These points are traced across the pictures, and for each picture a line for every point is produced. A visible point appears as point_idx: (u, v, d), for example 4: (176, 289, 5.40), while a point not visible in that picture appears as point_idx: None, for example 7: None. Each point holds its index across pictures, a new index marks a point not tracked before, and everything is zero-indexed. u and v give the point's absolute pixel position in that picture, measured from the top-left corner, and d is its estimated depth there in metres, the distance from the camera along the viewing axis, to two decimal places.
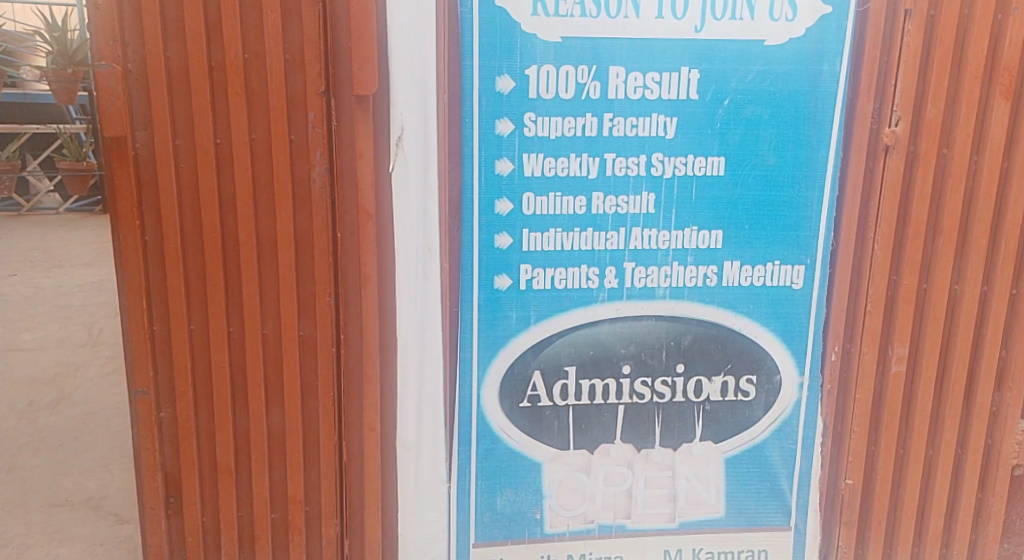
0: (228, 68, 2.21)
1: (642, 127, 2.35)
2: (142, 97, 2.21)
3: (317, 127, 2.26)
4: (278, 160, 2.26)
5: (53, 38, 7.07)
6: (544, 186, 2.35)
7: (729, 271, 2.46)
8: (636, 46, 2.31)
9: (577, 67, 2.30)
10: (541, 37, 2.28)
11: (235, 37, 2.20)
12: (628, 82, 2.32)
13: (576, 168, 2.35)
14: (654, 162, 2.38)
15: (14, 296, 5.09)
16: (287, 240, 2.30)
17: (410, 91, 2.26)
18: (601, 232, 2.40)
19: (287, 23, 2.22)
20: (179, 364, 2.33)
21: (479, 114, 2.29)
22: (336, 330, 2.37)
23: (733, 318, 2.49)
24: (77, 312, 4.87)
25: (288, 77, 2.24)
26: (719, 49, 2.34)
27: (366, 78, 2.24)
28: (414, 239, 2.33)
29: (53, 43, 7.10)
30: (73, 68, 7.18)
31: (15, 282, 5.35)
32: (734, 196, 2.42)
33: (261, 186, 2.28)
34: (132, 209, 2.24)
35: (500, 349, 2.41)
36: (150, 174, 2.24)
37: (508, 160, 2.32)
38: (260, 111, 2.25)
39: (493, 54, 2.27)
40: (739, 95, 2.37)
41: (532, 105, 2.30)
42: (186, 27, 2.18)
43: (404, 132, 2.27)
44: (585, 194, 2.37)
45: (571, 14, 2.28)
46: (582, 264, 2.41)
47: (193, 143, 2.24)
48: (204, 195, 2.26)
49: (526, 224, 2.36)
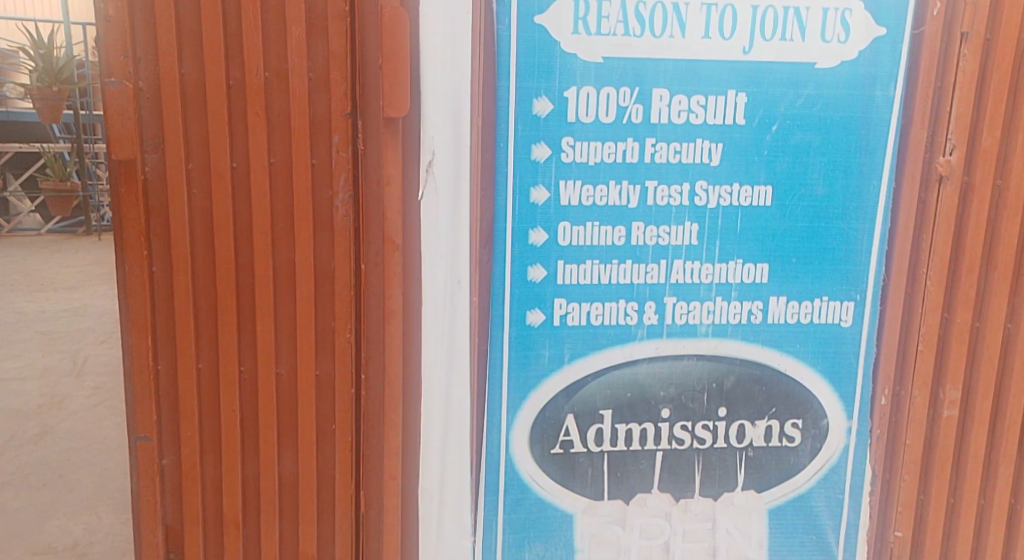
0: (247, 86, 2.04)
1: (686, 154, 2.22)
2: (153, 117, 2.03)
3: (341, 150, 2.09)
4: (299, 186, 2.08)
5: (39, 55, 6.89)
6: (581, 215, 2.20)
7: (774, 307, 2.33)
8: (681, 66, 2.18)
9: (618, 90, 2.17)
10: (582, 57, 2.14)
11: (257, 53, 2.03)
12: (672, 105, 2.19)
13: (616, 197, 2.21)
14: (697, 191, 2.25)
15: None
16: (306, 272, 2.11)
17: (442, 114, 2.11)
18: (640, 264, 2.26)
19: (312, 38, 2.06)
20: (185, 408, 2.11)
21: (514, 137, 2.14)
22: (357, 371, 2.17)
23: (778, 358, 2.35)
24: (59, 340, 4.61)
25: (311, 96, 2.07)
26: (768, 72, 2.21)
27: (398, 98, 2.08)
28: (443, 272, 2.16)
29: (39, 60, 6.91)
30: (58, 85, 7.00)
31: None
32: (781, 228, 2.29)
33: (280, 213, 2.09)
34: (140, 237, 2.04)
35: (531, 391, 2.24)
36: (161, 200, 2.05)
37: (543, 187, 2.17)
38: (281, 133, 2.07)
39: (531, 75, 2.13)
40: (788, 120, 2.24)
41: (571, 129, 2.16)
42: (203, 41, 2.01)
43: (434, 156, 2.11)
44: (625, 224, 2.23)
45: (614, 33, 2.15)
46: (620, 298, 2.26)
47: (207, 167, 2.05)
48: (218, 222, 2.06)
49: (561, 255, 2.21)
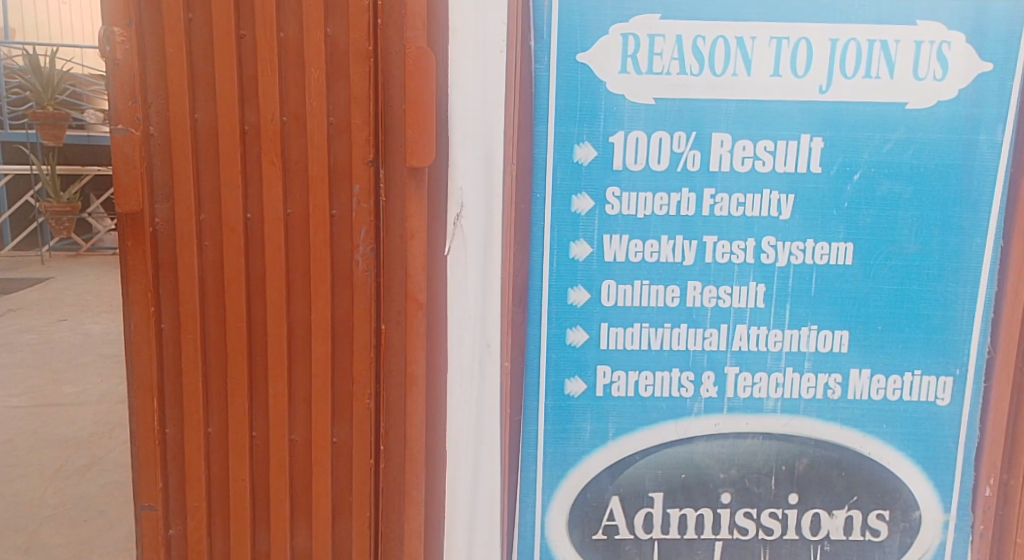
0: (262, 132, 1.92)
1: (750, 206, 1.96)
2: (162, 165, 1.93)
3: (362, 201, 1.94)
4: (316, 240, 1.94)
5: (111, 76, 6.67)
6: (628, 273, 1.97)
7: (855, 381, 2.03)
8: (745, 108, 1.92)
9: (673, 134, 1.92)
10: (631, 98, 1.91)
11: (274, 96, 1.91)
12: (735, 151, 1.93)
13: (668, 252, 1.97)
14: (764, 247, 1.97)
15: (62, 339, 4.80)
16: (323, 331, 1.97)
17: (473, 161, 1.91)
18: (697, 329, 2.00)
19: (333, 80, 1.91)
20: (193, 475, 1.99)
21: (553, 188, 1.93)
22: (376, 439, 2.00)
23: (860, 439, 2.06)
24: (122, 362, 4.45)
25: (331, 143, 1.92)
26: (850, 113, 1.92)
27: (422, 146, 1.91)
28: (471, 336, 1.96)
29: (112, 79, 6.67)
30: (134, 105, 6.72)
31: (64, 328, 5.07)
32: (863, 291, 2.00)
33: (296, 267, 1.96)
34: (146, 294, 1.94)
35: (570, 469, 2.02)
36: (170, 254, 1.95)
37: (585, 242, 1.96)
38: (299, 182, 1.94)
39: (573, 119, 1.91)
40: (872, 168, 1.94)
41: (617, 177, 1.94)
42: (216, 85, 1.91)
43: (463, 209, 1.92)
44: (679, 283, 1.98)
45: (668, 71, 1.90)
46: (674, 367, 2.01)
47: (219, 219, 1.94)
48: (229, 278, 1.95)
49: (605, 317, 1.98)
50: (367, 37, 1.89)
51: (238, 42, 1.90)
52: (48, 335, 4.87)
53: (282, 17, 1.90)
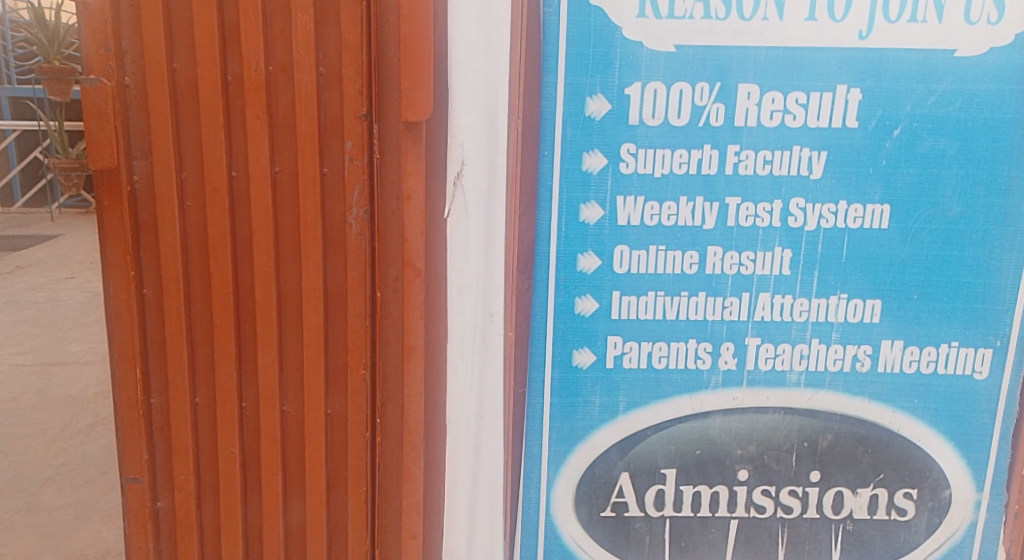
0: (246, 84, 1.78)
1: (778, 164, 1.78)
2: (139, 121, 1.81)
3: (354, 159, 1.80)
4: (306, 202, 1.83)
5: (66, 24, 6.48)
6: (642, 238, 1.82)
7: (887, 353, 1.88)
8: (776, 56, 1.73)
9: (695, 85, 1.75)
10: (649, 46, 1.73)
11: (257, 45, 1.76)
12: (763, 105, 1.76)
13: (686, 215, 1.81)
14: (792, 210, 1.81)
15: (68, 298, 4.75)
16: (315, 297, 1.87)
17: (475, 115, 1.74)
18: (716, 298, 1.85)
19: (322, 26, 1.75)
20: (179, 446, 1.94)
21: (562, 144, 1.77)
22: (372, 412, 1.92)
23: (889, 415, 1.91)
24: None
25: (321, 96, 1.78)
26: (891, 61, 1.73)
27: (419, 99, 1.74)
28: (473, 305, 1.84)
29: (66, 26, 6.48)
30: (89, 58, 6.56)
31: (75, 286, 5.00)
32: (900, 256, 1.83)
33: (285, 230, 1.85)
34: (125, 258, 1.86)
35: (578, 444, 1.91)
36: (150, 215, 1.86)
37: (597, 204, 1.80)
38: (287, 139, 1.81)
39: (585, 69, 1.74)
40: (915, 122, 1.76)
41: (632, 133, 1.77)
42: (194, 32, 1.76)
43: (464, 166, 1.77)
44: (698, 248, 1.83)
45: (691, 16, 1.72)
46: (691, 338, 1.87)
47: (201, 178, 1.84)
48: (214, 242, 1.86)
49: (616, 285, 1.84)
50: None
51: None
52: (54, 294, 4.83)
53: None
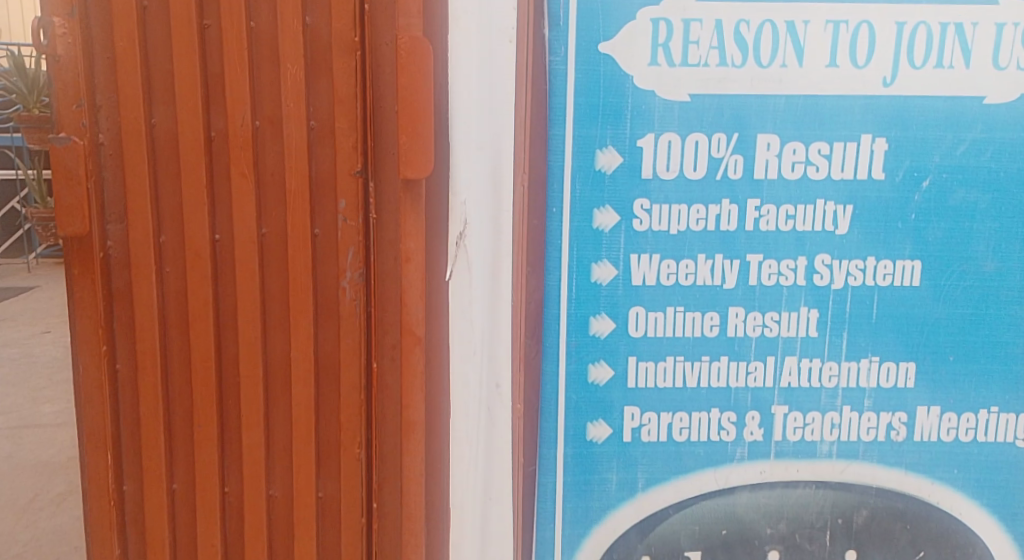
0: (231, 140, 1.66)
1: (801, 219, 1.67)
2: (115, 181, 1.68)
3: (348, 220, 1.68)
4: (296, 266, 1.70)
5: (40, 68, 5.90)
6: (659, 299, 1.69)
7: (923, 421, 1.75)
8: (796, 104, 1.63)
9: (712, 136, 1.64)
10: (662, 95, 1.63)
11: (243, 98, 1.64)
12: (784, 156, 1.65)
13: (705, 274, 1.69)
14: (817, 267, 1.69)
15: (45, 353, 4.56)
16: (304, 369, 1.73)
17: (478, 170, 1.63)
18: (740, 363, 1.72)
19: (313, 77, 1.64)
20: (154, 538, 1.79)
21: (572, 200, 1.66)
22: (367, 494, 1.77)
23: (927, 487, 1.77)
24: None
25: (312, 152, 1.66)
26: (918, 109, 1.63)
27: (419, 156, 1.62)
28: (477, 375, 1.70)
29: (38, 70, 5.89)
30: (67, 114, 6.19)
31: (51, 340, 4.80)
32: (934, 315, 1.71)
33: (272, 295, 1.72)
34: (96, 330, 1.71)
35: (594, 525, 1.77)
36: (126, 283, 1.71)
37: (610, 263, 1.68)
38: (276, 199, 1.69)
39: (595, 120, 1.63)
40: (945, 174, 1.66)
41: (645, 188, 1.66)
42: (176, 86, 1.64)
43: (466, 226, 1.65)
44: (719, 309, 1.70)
45: (705, 63, 1.62)
46: (713, 407, 1.74)
47: (182, 240, 1.70)
48: (195, 311, 1.72)
49: (632, 350, 1.71)
50: (352, 26, 1.61)
51: (201, 34, 1.63)
52: (29, 348, 4.64)
53: (252, 4, 1.62)
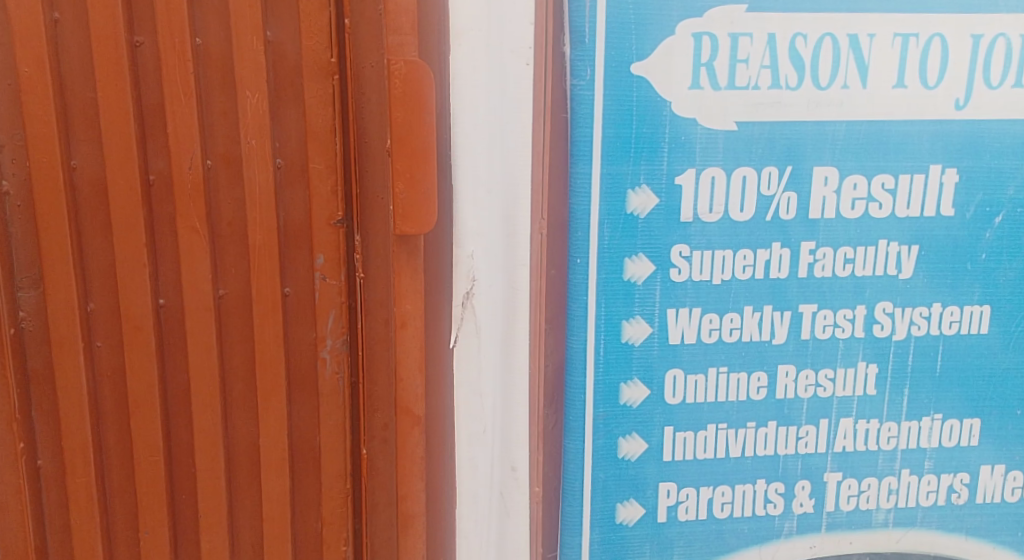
0: (175, 187, 1.32)
1: (861, 263, 1.44)
2: (26, 241, 1.33)
3: (327, 278, 1.37)
4: (263, 336, 1.37)
5: None
6: (700, 359, 1.44)
7: (986, 481, 1.55)
8: (859, 132, 1.39)
9: (762, 170, 1.39)
10: (706, 124, 1.36)
11: (190, 135, 1.31)
12: (844, 192, 1.41)
13: (752, 328, 1.45)
14: (877, 317, 1.46)
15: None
16: (276, 457, 1.42)
17: (487, 217, 1.34)
18: (789, 428, 1.49)
19: (279, 107, 1.32)
20: None
21: (598, 250, 1.38)
22: None
23: (987, 552, 1.58)
24: None
25: (281, 198, 1.35)
26: (994, 135, 1.41)
27: (419, 209, 1.34)
28: (488, 458, 1.42)
29: None
30: None
31: None
32: (1003, 366, 1.50)
33: (234, 370, 1.40)
34: (11, 426, 1.36)
35: None
36: (44, 364, 1.36)
37: (644, 320, 1.42)
38: (235, 256, 1.36)
39: (627, 155, 1.36)
40: (1019, 209, 1.44)
41: (686, 233, 1.40)
42: (100, 121, 1.30)
43: (474, 283, 1.35)
44: (766, 368, 1.46)
45: (755, 85, 1.36)
46: (759, 478, 1.51)
47: (117, 310, 1.36)
48: (136, 396, 1.38)
49: (669, 420, 1.46)
50: (327, 45, 1.31)
51: (133, 54, 1.29)
52: None
53: (197, 16, 1.29)
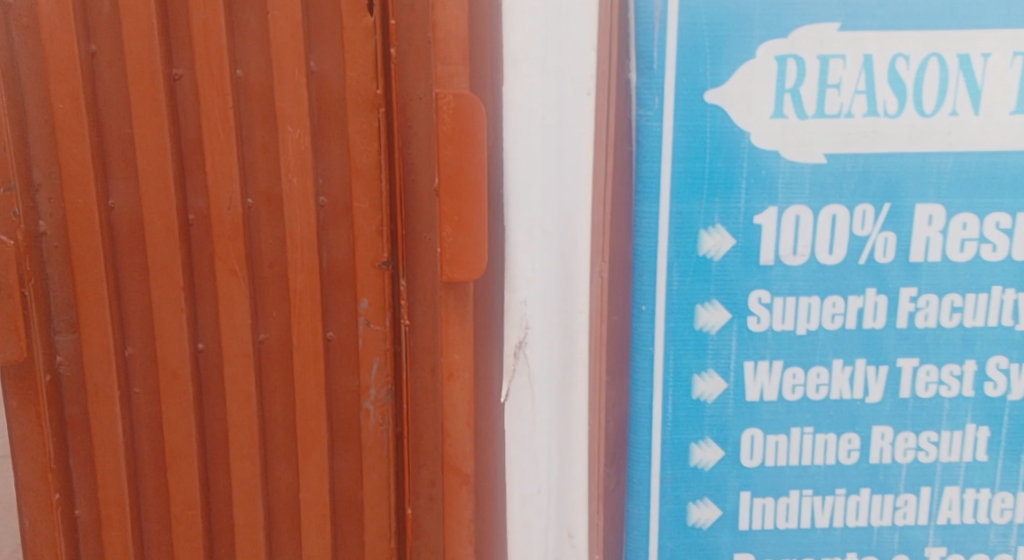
0: (214, 228, 1.25)
1: (971, 313, 1.26)
2: (62, 285, 1.27)
3: (372, 324, 1.29)
4: (304, 385, 1.29)
5: None
6: (781, 418, 1.29)
7: None
8: (969, 164, 1.22)
9: (855, 209, 1.23)
10: (790, 157, 1.21)
11: (229, 172, 1.23)
12: (951, 232, 1.24)
13: (843, 385, 1.28)
14: (990, 374, 1.28)
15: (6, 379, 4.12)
16: (317, 511, 1.33)
17: (541, 261, 1.23)
18: (885, 497, 1.32)
19: (321, 142, 1.24)
20: None
21: (666, 296, 1.25)
22: None
23: None
24: None
25: (322, 238, 1.26)
26: None
27: (468, 254, 1.22)
28: (543, 521, 1.30)
29: None
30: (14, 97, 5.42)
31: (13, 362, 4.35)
32: None
33: (275, 419, 1.31)
34: (45, 476, 1.31)
35: None
36: (81, 410, 1.31)
37: (719, 374, 1.27)
38: (275, 299, 1.28)
39: (700, 192, 1.22)
40: None
41: (766, 277, 1.25)
42: (138, 159, 1.23)
43: (528, 332, 1.24)
44: (858, 429, 1.30)
45: (848, 113, 1.20)
46: (849, 552, 1.34)
47: (154, 357, 1.29)
48: (174, 446, 1.31)
49: (746, 484, 1.31)
50: (372, 75, 1.22)
51: (172, 88, 1.22)
52: None
53: (238, 46, 1.21)
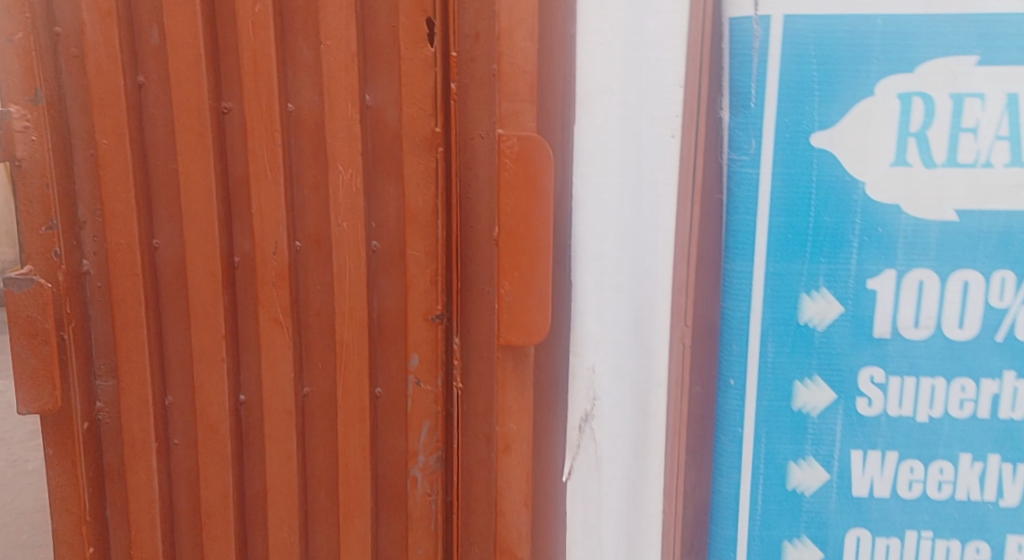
0: (258, 273, 1.15)
1: None
2: (103, 326, 1.18)
3: (422, 383, 1.17)
4: (349, 448, 1.17)
5: None
6: (895, 519, 1.09)
7: None
8: None
9: (989, 276, 1.04)
10: (915, 213, 1.03)
11: (277, 214, 1.13)
12: None
13: (971, 485, 1.08)
14: None
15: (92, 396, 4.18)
16: None
17: (614, 324, 1.07)
18: None
19: (374, 183, 1.13)
20: None
21: (760, 368, 1.07)
22: None
23: None
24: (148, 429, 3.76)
25: (372, 288, 1.15)
26: None
27: (530, 315, 1.08)
28: None
29: None
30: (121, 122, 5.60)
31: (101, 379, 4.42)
32: None
33: (317, 482, 1.20)
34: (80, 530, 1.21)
35: None
36: (119, 460, 1.21)
37: (820, 463, 1.09)
38: (321, 353, 1.17)
39: (802, 250, 1.04)
40: None
41: (881, 353, 1.06)
42: (183, 196, 1.14)
43: (596, 403, 1.08)
44: (988, 537, 1.09)
45: (986, 162, 1.01)
46: None
47: (192, 408, 1.19)
48: (209, 506, 1.20)
49: None
50: (431, 111, 1.11)
51: (221, 122, 1.13)
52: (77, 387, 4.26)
53: (289, 78, 1.12)
